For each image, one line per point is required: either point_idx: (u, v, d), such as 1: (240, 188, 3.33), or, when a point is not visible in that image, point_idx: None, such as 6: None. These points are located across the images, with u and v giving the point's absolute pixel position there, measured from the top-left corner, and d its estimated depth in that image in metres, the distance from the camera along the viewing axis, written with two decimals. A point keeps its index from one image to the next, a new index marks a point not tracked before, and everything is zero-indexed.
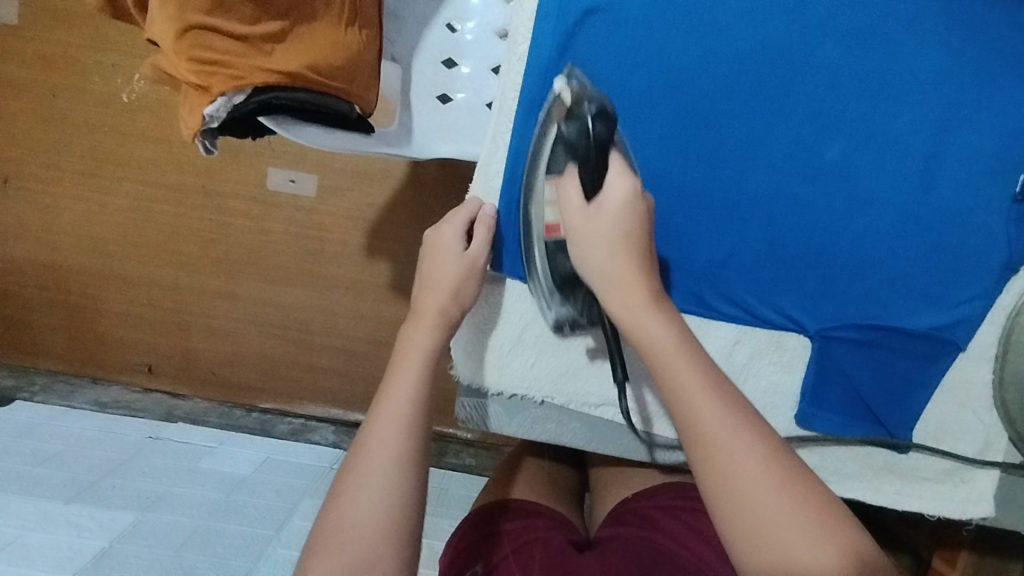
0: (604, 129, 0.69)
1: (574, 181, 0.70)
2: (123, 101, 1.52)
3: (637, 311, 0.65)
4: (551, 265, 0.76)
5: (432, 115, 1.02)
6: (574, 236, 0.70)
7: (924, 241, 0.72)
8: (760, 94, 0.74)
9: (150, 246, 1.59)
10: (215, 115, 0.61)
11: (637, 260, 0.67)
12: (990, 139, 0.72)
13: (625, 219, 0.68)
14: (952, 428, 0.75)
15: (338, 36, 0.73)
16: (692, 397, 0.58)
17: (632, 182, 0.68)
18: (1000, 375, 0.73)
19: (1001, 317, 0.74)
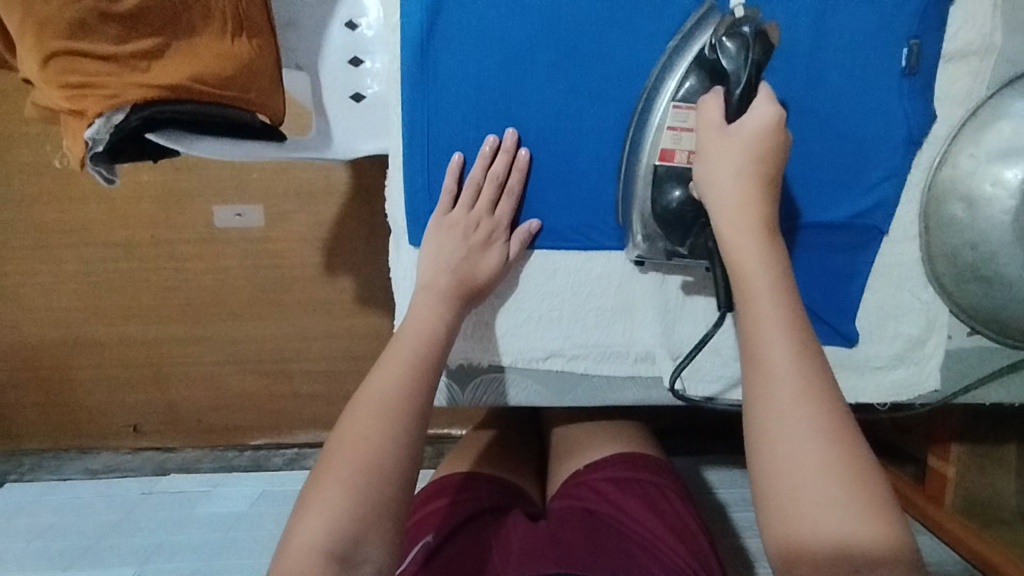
0: (762, 50, 0.65)
1: (717, 96, 0.68)
2: (56, 167, 1.50)
3: (743, 256, 0.62)
4: (656, 196, 0.73)
5: (348, 115, 1.04)
6: (699, 158, 0.68)
7: (827, 133, 0.73)
8: (633, 23, 0.74)
9: (112, 306, 1.58)
10: (96, 139, 0.60)
11: (756, 179, 0.65)
12: (872, 16, 0.71)
13: (761, 141, 0.66)
14: (891, 311, 0.77)
15: (224, 48, 0.71)
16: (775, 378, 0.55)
17: (779, 109, 0.66)
18: (926, 252, 0.75)
19: (916, 194, 0.75)
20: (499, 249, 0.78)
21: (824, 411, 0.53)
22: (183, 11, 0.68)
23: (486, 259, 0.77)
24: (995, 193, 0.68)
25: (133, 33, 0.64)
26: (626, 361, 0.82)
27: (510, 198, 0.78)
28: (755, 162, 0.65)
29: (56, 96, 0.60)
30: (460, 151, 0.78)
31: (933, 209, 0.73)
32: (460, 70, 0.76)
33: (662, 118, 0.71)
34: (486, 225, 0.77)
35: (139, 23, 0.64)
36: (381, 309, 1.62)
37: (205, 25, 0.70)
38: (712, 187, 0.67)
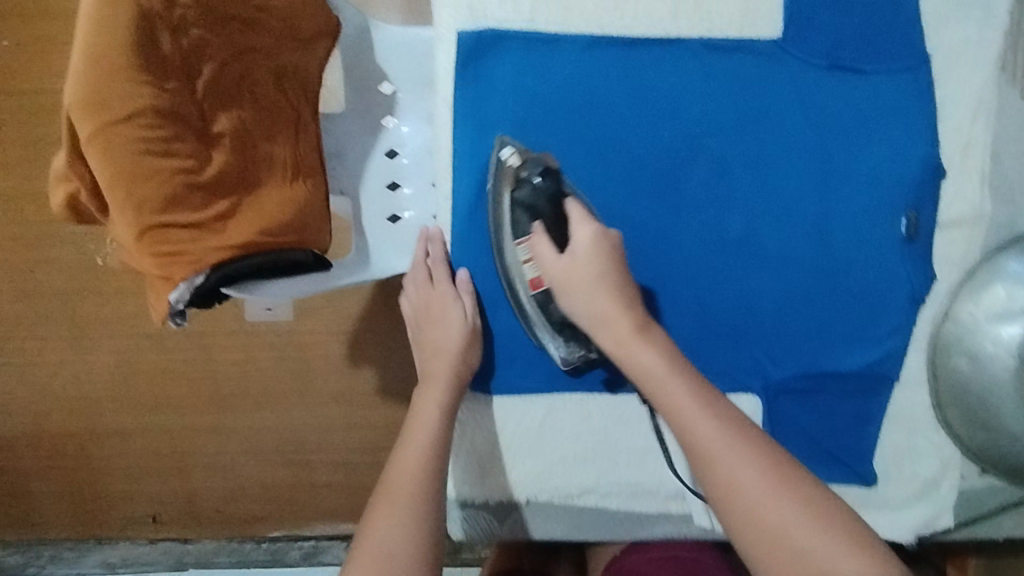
0: (551, 182, 0.82)
1: (542, 235, 0.81)
2: (97, 263, 1.56)
3: (627, 343, 0.75)
4: (546, 314, 0.85)
5: (385, 235, 1.10)
6: (559, 293, 0.80)
7: (839, 288, 0.87)
8: (677, 190, 0.89)
9: (140, 396, 1.61)
10: (180, 302, 0.67)
11: (617, 295, 0.77)
12: (864, 194, 0.88)
13: (597, 259, 0.78)
14: (907, 453, 0.88)
15: (285, 192, 0.85)
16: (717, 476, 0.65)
17: (592, 225, 0.79)
18: (936, 393, 0.87)
19: (921, 346, 0.89)
20: (457, 308, 0.90)
21: (750, 448, 0.65)
22: (254, 165, 0.81)
23: (450, 321, 0.89)
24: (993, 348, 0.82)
25: (213, 195, 0.72)
26: (655, 497, 0.95)
27: (441, 269, 0.91)
28: (602, 280, 0.78)
29: (148, 263, 0.67)
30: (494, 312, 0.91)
31: (939, 356, 0.86)
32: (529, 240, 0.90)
33: (513, 256, 0.87)
34: (439, 299, 0.90)
35: (218, 189, 0.72)
36: (402, 402, 1.65)
37: (270, 175, 0.83)
38: (578, 308, 0.79)
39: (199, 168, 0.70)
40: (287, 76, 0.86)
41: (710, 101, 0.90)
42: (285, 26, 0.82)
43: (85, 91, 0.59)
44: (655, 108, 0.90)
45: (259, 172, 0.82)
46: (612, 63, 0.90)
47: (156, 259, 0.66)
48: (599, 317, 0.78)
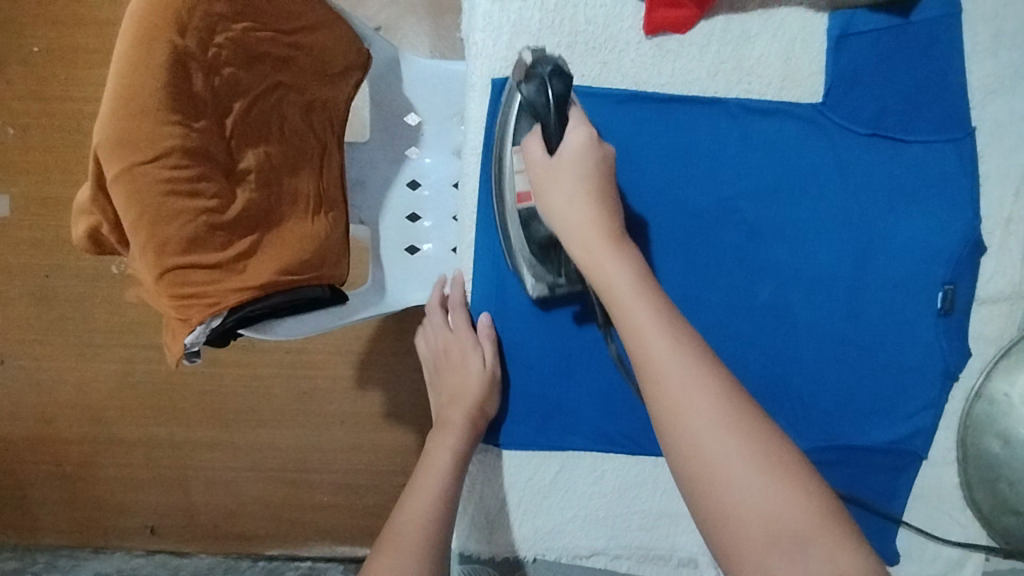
0: (560, 86, 0.74)
1: (537, 139, 0.77)
2: (114, 272, 1.57)
3: (599, 261, 0.70)
4: (527, 231, 0.84)
5: (403, 266, 1.09)
6: (540, 188, 0.76)
7: (874, 360, 0.90)
8: (716, 254, 0.91)
9: (147, 406, 1.61)
10: (195, 344, 0.67)
11: (598, 204, 0.74)
12: (901, 268, 0.90)
13: (583, 163, 0.75)
14: (931, 531, 0.90)
15: (307, 228, 0.84)
16: (661, 352, 0.62)
17: (587, 133, 0.74)
18: (966, 472, 0.88)
19: (952, 422, 0.91)
20: (477, 356, 0.91)
21: (741, 440, 0.58)
22: (279, 201, 0.80)
23: (469, 366, 0.91)
24: None
25: (237, 234, 0.71)
26: (666, 562, 0.96)
27: (460, 312, 0.92)
28: (583, 183, 0.74)
29: (166, 303, 0.66)
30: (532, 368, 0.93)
31: (973, 434, 0.88)
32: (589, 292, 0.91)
33: (513, 165, 0.84)
34: (458, 344, 0.91)
35: (241, 227, 0.72)
36: (408, 426, 1.64)
37: (293, 210, 0.82)
38: (555, 212, 0.75)
39: (223, 208, 0.69)
40: (315, 112, 0.86)
41: (745, 166, 0.92)
42: (318, 64, 0.82)
43: (118, 132, 0.59)
44: (691, 171, 0.91)
45: (282, 207, 0.80)
46: (654, 120, 0.92)
47: (174, 300, 0.66)
48: (577, 227, 0.73)
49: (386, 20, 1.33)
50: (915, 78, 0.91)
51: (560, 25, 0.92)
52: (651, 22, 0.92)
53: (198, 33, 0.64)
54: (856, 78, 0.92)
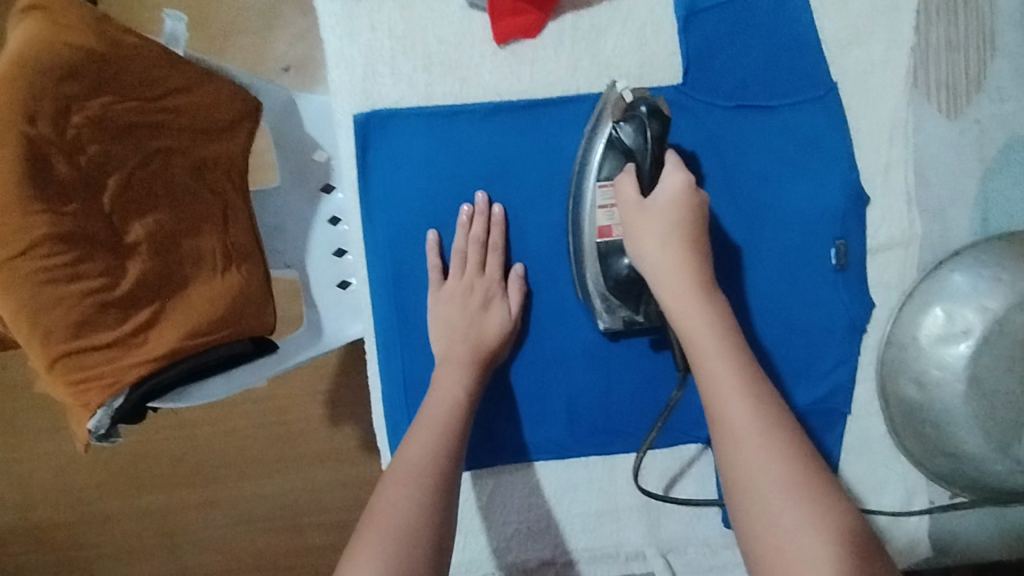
0: (661, 126, 0.83)
1: (632, 178, 0.83)
2: None
3: (684, 294, 0.76)
4: (606, 266, 0.87)
5: (337, 303, 1.00)
6: (626, 224, 0.82)
7: (779, 325, 0.92)
8: None
9: (127, 479, 1.56)
10: (99, 428, 0.67)
11: (689, 249, 0.78)
12: (794, 231, 0.93)
13: (677, 211, 0.80)
14: (871, 485, 0.92)
15: (220, 284, 0.84)
16: (721, 366, 0.70)
17: (686, 175, 0.81)
18: (892, 420, 0.90)
19: (870, 374, 0.93)
20: (501, 304, 0.94)
21: (792, 488, 0.64)
22: (181, 264, 0.79)
23: (490, 313, 0.93)
24: (944, 371, 0.84)
25: (132, 308, 0.71)
26: (617, 560, 0.98)
27: (496, 252, 0.95)
28: (677, 232, 0.79)
29: (63, 390, 0.67)
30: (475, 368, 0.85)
31: (891, 383, 0.89)
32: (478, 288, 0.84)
33: (594, 199, 0.87)
34: (481, 285, 0.94)
35: (135, 300, 0.71)
36: None
37: (198, 271, 0.82)
38: (646, 250, 0.80)
39: (111, 285, 0.68)
40: (209, 169, 0.85)
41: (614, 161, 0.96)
42: (198, 120, 0.82)
43: None
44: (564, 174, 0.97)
45: (184, 270, 0.80)
46: (523, 128, 0.98)
47: (70, 386, 0.66)
48: (661, 262, 0.78)
49: (295, 59, 1.23)
50: (773, 49, 0.95)
51: (412, 52, 1.01)
52: (498, 32, 1.00)
53: (50, 118, 0.63)
54: (710, 56, 0.96)
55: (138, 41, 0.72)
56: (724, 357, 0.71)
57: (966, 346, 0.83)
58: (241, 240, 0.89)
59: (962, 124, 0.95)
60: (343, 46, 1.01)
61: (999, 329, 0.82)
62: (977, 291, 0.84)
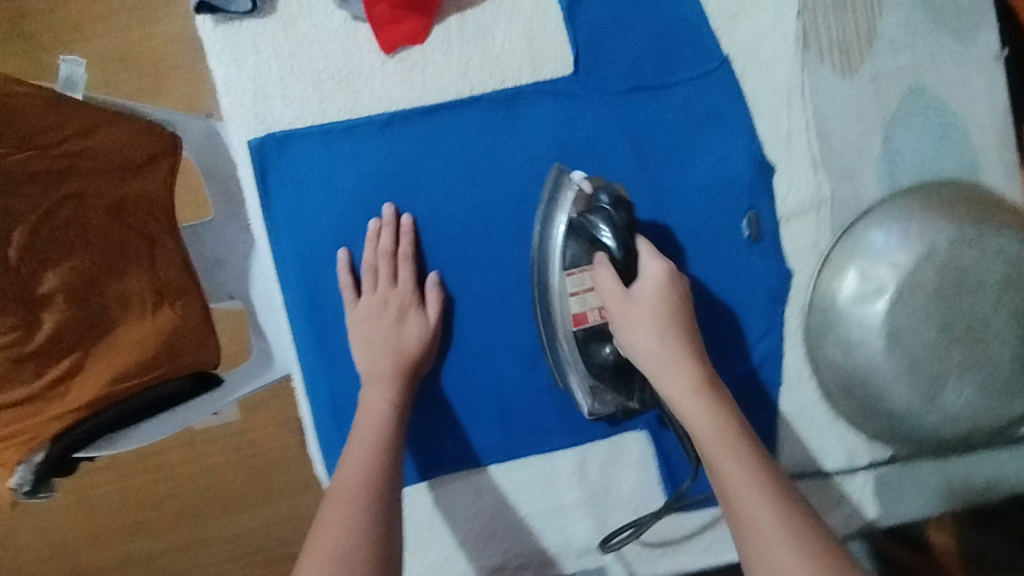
0: (625, 214, 0.84)
1: (607, 268, 0.83)
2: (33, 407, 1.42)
3: (686, 393, 0.75)
4: (585, 354, 0.87)
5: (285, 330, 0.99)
6: (620, 326, 0.81)
7: (700, 300, 0.92)
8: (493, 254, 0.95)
9: (106, 532, 1.38)
10: (19, 487, 0.68)
11: (677, 335, 0.79)
12: (701, 206, 0.93)
13: (659, 303, 0.80)
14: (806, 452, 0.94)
15: (146, 326, 0.82)
16: (729, 466, 0.70)
17: (663, 265, 0.82)
18: (827, 387, 0.89)
19: (796, 341, 0.94)
20: (416, 315, 0.92)
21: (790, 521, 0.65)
22: (105, 309, 0.78)
23: (406, 325, 0.91)
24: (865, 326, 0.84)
25: (51, 359, 0.71)
26: (569, 555, 0.98)
27: (406, 262, 0.93)
28: (660, 321, 0.80)
29: None
30: None
31: (818, 348, 0.88)
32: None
33: (562, 286, 0.87)
34: (395, 299, 0.92)
35: (52, 352, 0.71)
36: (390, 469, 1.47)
37: (123, 313, 0.81)
38: (641, 349, 0.79)
39: (24, 339, 0.68)
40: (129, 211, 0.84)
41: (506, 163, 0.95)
42: (108, 160, 0.81)
43: None
44: (464, 177, 0.95)
45: (108, 314, 0.79)
46: (421, 132, 0.96)
47: None
48: (656, 357, 0.78)
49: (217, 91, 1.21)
50: (660, 27, 0.95)
51: (301, 70, 0.99)
52: (385, 42, 0.98)
53: None
54: (599, 43, 0.96)
55: (29, 90, 0.71)
56: (726, 450, 0.71)
57: (880, 304, 0.84)
58: (172, 277, 0.87)
59: (858, 84, 0.95)
60: (231, 73, 0.98)
61: (911, 287, 0.83)
62: (887, 249, 0.85)
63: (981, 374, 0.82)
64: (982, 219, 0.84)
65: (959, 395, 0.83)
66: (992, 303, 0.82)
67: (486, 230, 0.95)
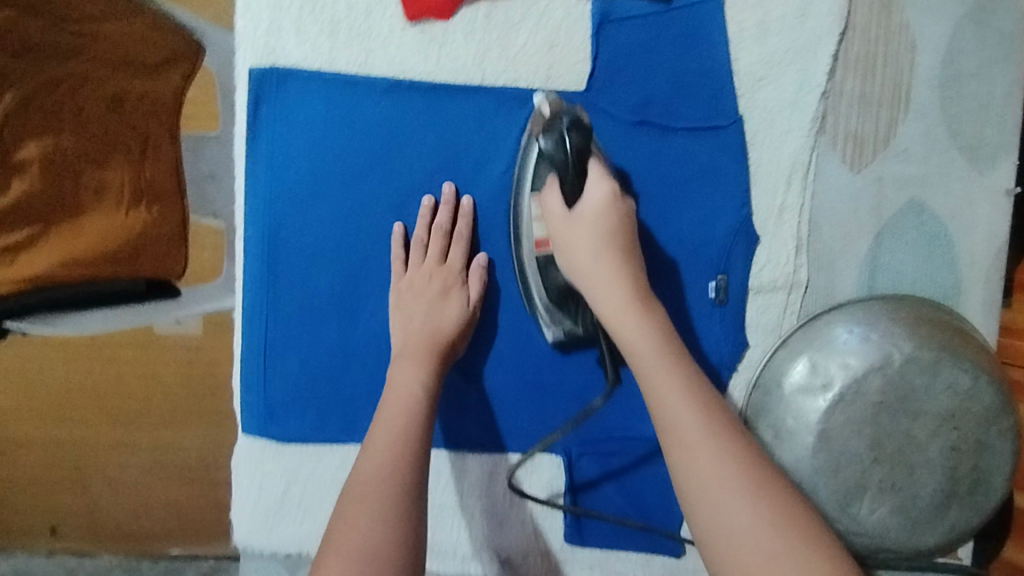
0: (584, 143, 0.58)
1: (554, 185, 0.61)
2: None
3: (623, 313, 0.57)
4: (544, 279, 0.65)
5: None
6: (559, 252, 0.61)
7: None
8: (367, 253, 0.68)
9: None
10: None
11: (622, 255, 0.60)
12: None
13: (605, 222, 0.60)
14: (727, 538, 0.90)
15: (117, 222, 0.75)
16: (681, 404, 0.52)
17: (610, 183, 0.61)
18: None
19: None
20: (460, 298, 0.65)
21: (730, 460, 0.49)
22: (74, 194, 0.73)
23: (448, 309, 0.64)
24: (796, 426, 0.64)
25: (15, 221, 0.71)
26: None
27: (461, 243, 0.66)
28: (609, 241, 0.60)
29: None
30: (286, 354, 0.68)
31: (750, 436, 0.67)
32: (303, 244, 0.67)
33: (526, 226, 0.65)
34: (440, 276, 0.65)
35: (17, 216, 0.71)
36: None
37: (96, 201, 0.74)
38: (579, 275, 0.60)
39: None
40: (131, 104, 0.74)
41: (450, 134, 0.67)
42: (122, 49, 0.73)
43: None
44: (390, 141, 0.67)
45: (80, 197, 0.73)
46: (361, 59, 0.67)
47: None
48: (595, 280, 0.59)
49: None
50: None
51: None
52: None
53: None
54: None
55: None
56: (674, 380, 0.53)
57: (821, 403, 0.63)
58: (158, 179, 0.76)
59: None
60: None
61: (854, 394, 0.62)
62: (846, 344, 0.63)
63: (897, 496, 0.63)
64: (934, 340, 0.62)
65: (871, 514, 0.63)
66: (927, 428, 0.62)
67: (392, 214, 0.67)
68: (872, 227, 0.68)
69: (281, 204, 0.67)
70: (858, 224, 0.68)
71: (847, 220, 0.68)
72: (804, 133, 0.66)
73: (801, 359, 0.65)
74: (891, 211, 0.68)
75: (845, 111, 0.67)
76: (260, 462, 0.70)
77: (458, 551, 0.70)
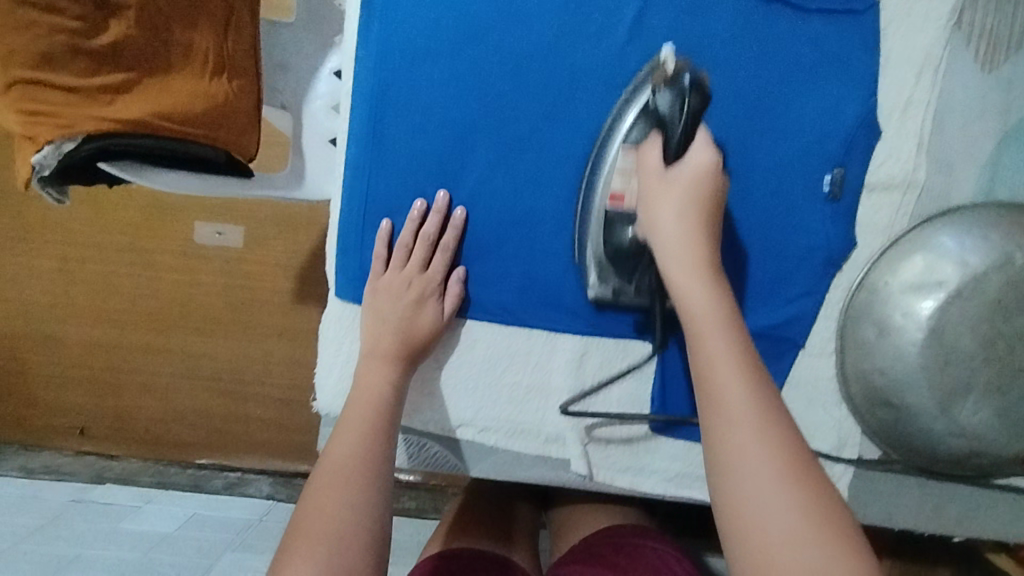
0: (699, 104, 0.57)
1: (655, 142, 0.60)
2: None
3: (693, 286, 0.54)
4: (608, 235, 0.64)
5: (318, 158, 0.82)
6: (642, 207, 0.60)
7: None
8: (477, 115, 0.66)
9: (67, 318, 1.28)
10: (43, 164, 0.63)
11: (705, 224, 0.57)
12: None
13: (702, 188, 0.58)
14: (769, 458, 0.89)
15: (201, 87, 0.71)
16: (738, 400, 0.48)
17: (719, 154, 0.59)
18: (849, 395, 0.68)
19: None
20: (434, 308, 0.66)
21: (781, 454, 0.47)
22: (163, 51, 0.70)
23: (420, 318, 0.65)
24: (905, 323, 0.63)
25: (103, 66, 0.66)
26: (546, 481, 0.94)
27: (444, 254, 0.66)
28: (695, 215, 0.57)
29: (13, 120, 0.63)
30: (386, 216, 0.67)
31: (850, 334, 0.66)
32: (413, 100, 0.65)
33: (610, 165, 0.63)
34: (418, 284, 0.66)
35: (109, 58, 0.66)
36: None
37: (183, 63, 0.71)
38: (658, 232, 0.58)
39: (87, 34, 0.64)
40: None
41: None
42: None
43: None
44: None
45: (168, 55, 0.70)
46: None
47: (21, 117, 0.62)
48: (673, 244, 0.57)
49: None
50: None
51: None
52: None
53: None
54: None
55: None
56: (734, 368, 0.50)
57: (934, 300, 0.62)
58: (239, 55, 0.74)
59: None
60: None
61: (972, 290, 0.61)
62: (966, 242, 0.62)
63: (1002, 397, 0.62)
64: None
65: (973, 415, 0.62)
66: None
67: (505, 76, 0.65)
68: (996, 131, 0.66)
69: (392, 56, 0.65)
70: (982, 126, 0.66)
71: (971, 122, 0.66)
72: (942, 25, 0.64)
73: (917, 254, 0.63)
74: (1018, 115, 0.66)
75: (984, 6, 0.65)
76: (350, 329, 0.69)
77: (543, 432, 0.70)
